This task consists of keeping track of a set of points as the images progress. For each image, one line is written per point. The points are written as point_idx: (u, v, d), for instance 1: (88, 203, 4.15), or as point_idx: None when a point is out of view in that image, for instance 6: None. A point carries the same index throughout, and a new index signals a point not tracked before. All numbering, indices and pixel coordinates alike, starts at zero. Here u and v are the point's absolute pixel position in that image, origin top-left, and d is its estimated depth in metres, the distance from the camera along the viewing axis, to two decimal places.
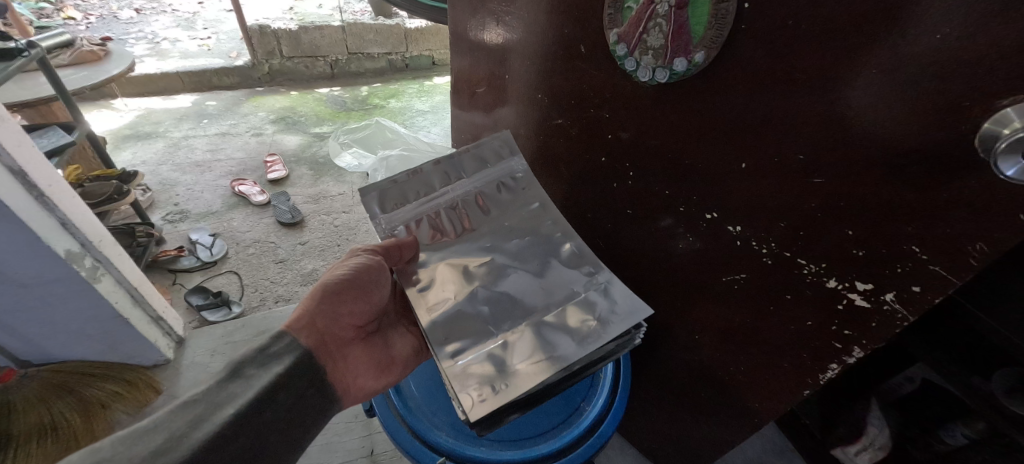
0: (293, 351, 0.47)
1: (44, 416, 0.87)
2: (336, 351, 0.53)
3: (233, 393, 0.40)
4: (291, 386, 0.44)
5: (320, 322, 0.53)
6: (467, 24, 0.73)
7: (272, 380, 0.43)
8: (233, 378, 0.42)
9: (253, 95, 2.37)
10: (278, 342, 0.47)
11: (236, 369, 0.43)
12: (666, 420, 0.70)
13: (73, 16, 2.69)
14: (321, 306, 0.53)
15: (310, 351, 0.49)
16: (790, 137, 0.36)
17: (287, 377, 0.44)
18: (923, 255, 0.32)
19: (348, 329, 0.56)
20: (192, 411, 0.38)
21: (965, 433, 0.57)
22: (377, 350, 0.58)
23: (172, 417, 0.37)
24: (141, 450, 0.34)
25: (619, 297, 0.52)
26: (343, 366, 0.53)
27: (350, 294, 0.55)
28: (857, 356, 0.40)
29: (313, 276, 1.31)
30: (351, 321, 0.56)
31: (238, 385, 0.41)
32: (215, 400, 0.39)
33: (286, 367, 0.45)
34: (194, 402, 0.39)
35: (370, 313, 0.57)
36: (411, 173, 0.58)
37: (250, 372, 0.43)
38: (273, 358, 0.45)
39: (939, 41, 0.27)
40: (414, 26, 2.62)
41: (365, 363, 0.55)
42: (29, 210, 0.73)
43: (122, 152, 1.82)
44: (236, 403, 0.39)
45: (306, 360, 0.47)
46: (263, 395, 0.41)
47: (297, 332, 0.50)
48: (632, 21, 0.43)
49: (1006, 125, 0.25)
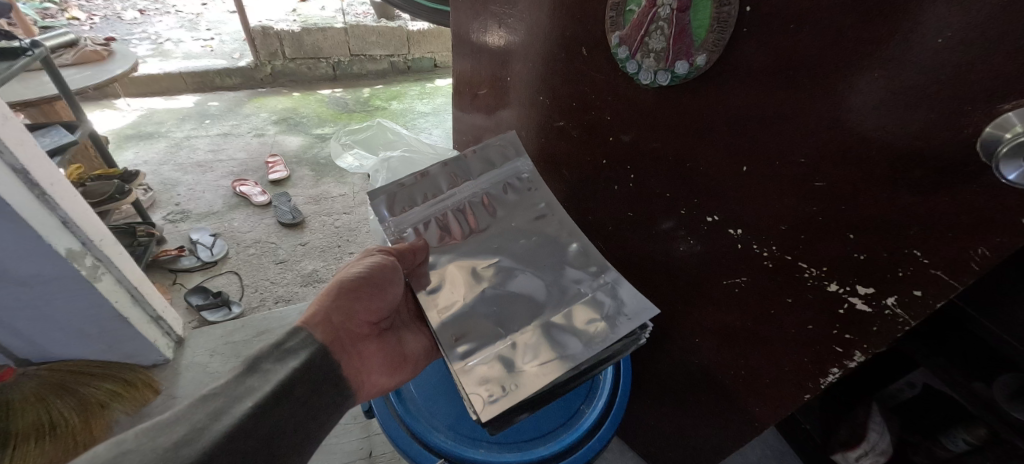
0: (308, 346, 0.47)
1: (42, 415, 0.86)
2: (351, 347, 0.52)
3: (250, 387, 0.40)
4: (306, 380, 0.44)
5: (334, 319, 0.52)
6: (469, 26, 0.74)
7: (287, 374, 0.43)
8: (250, 373, 0.42)
9: (255, 96, 2.38)
10: (293, 338, 0.47)
11: (253, 364, 0.42)
12: (666, 424, 0.70)
13: (78, 16, 2.70)
14: (334, 303, 0.53)
15: (324, 345, 0.49)
16: (794, 140, 0.36)
17: (304, 372, 0.44)
18: (926, 258, 0.32)
19: (363, 325, 0.55)
20: (210, 404, 0.38)
21: (966, 440, 0.56)
22: (391, 348, 0.57)
23: (191, 410, 0.37)
24: (163, 442, 0.34)
25: (627, 297, 0.51)
26: (360, 362, 0.52)
27: (364, 291, 0.54)
28: (858, 360, 0.40)
29: (313, 276, 1.31)
30: (365, 317, 0.55)
31: (255, 379, 0.41)
32: (232, 394, 0.39)
33: (302, 362, 0.45)
34: (211, 397, 0.38)
35: (384, 310, 0.57)
36: (418, 176, 0.58)
37: (266, 366, 0.43)
38: (289, 353, 0.45)
39: (941, 45, 0.27)
40: (416, 28, 2.63)
41: (380, 360, 0.55)
42: (31, 208, 0.73)
43: (124, 151, 1.83)
44: (254, 396, 0.39)
45: (320, 355, 0.47)
46: (280, 389, 0.41)
47: (312, 328, 0.50)
48: (633, 25, 0.43)
49: (1008, 129, 0.25)
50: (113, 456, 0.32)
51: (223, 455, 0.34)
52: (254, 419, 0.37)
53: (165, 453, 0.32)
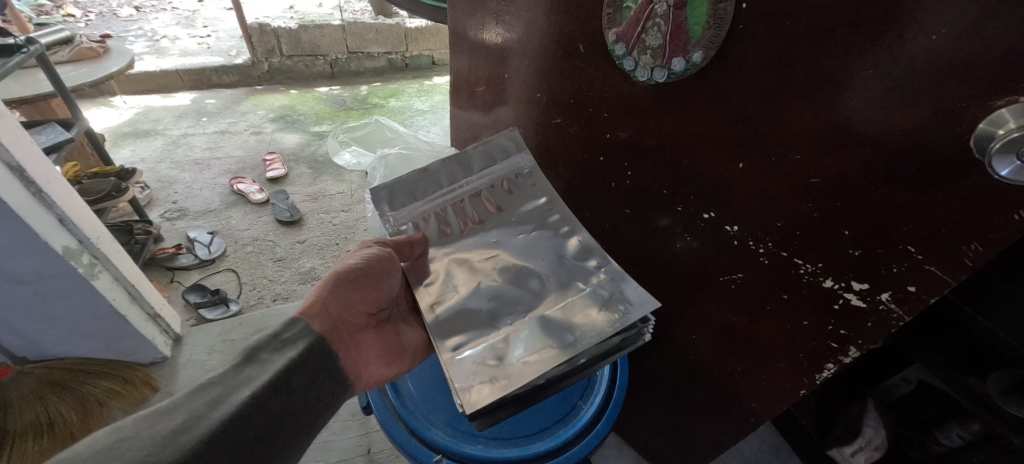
0: (306, 337, 0.47)
1: (41, 414, 0.87)
2: (348, 338, 0.52)
3: (249, 376, 0.40)
4: (304, 371, 0.44)
5: (332, 309, 0.53)
6: (467, 23, 0.73)
7: (285, 365, 0.43)
8: (248, 362, 0.42)
9: (252, 93, 2.37)
10: (291, 329, 0.47)
11: (251, 353, 0.42)
12: (663, 419, 0.70)
13: (73, 13, 2.68)
14: (333, 294, 0.54)
15: (322, 336, 0.49)
16: (789, 137, 0.36)
17: (301, 363, 0.44)
18: (919, 255, 0.32)
19: (361, 316, 0.56)
20: (209, 392, 0.38)
21: (961, 435, 0.56)
22: (389, 338, 0.58)
23: (190, 398, 0.37)
24: (162, 429, 0.34)
25: (628, 291, 0.51)
26: (357, 352, 0.53)
27: (362, 282, 0.55)
28: (853, 356, 0.40)
29: (312, 274, 1.31)
30: (364, 308, 0.56)
31: (254, 369, 0.41)
32: (231, 383, 0.39)
33: (299, 353, 0.45)
34: (211, 386, 0.38)
35: (382, 301, 0.57)
36: (420, 171, 0.60)
37: (265, 356, 0.43)
38: (287, 344, 0.45)
39: (934, 42, 0.27)
40: (415, 26, 2.63)
41: (377, 350, 0.55)
42: (28, 205, 0.72)
43: (121, 149, 1.82)
44: (253, 385, 0.39)
45: (319, 346, 0.47)
46: (278, 379, 0.41)
47: (309, 318, 0.50)
48: (631, 21, 0.43)
49: (1001, 126, 0.26)
50: (111, 443, 0.32)
51: (219, 443, 0.34)
52: (252, 408, 0.37)
53: (163, 440, 0.33)
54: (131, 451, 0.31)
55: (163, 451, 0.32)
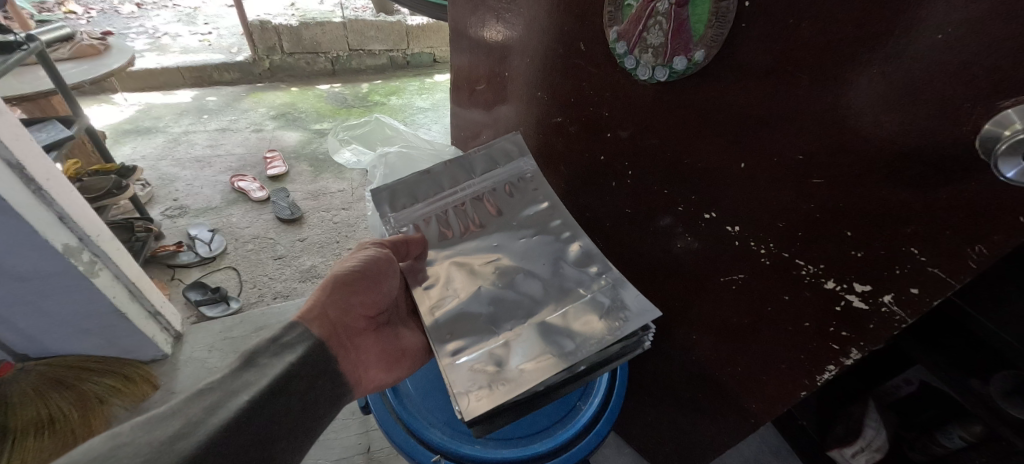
0: (305, 340, 0.47)
1: (42, 410, 0.87)
2: (347, 341, 0.52)
3: (247, 381, 0.40)
4: (303, 374, 0.44)
5: (331, 313, 0.52)
6: (468, 21, 0.73)
7: (284, 369, 0.42)
8: (247, 367, 0.41)
9: (253, 91, 2.37)
10: (290, 332, 0.47)
11: (249, 358, 0.42)
12: (663, 420, 0.70)
13: (73, 9, 2.66)
14: (333, 298, 0.53)
15: (322, 341, 0.48)
16: (790, 137, 0.36)
17: (300, 366, 0.44)
18: (923, 257, 0.32)
19: (360, 319, 0.56)
20: (207, 398, 0.37)
21: (961, 437, 0.56)
22: (389, 342, 0.58)
23: (187, 404, 0.36)
24: (159, 435, 0.33)
25: (628, 298, 0.50)
26: (356, 356, 0.52)
27: (361, 284, 0.55)
28: (855, 358, 0.40)
29: (312, 272, 1.31)
30: (363, 311, 0.56)
31: (252, 373, 0.41)
32: (229, 387, 0.39)
33: (299, 356, 0.45)
34: (209, 391, 0.38)
35: (381, 304, 0.57)
36: (422, 173, 0.60)
37: (263, 361, 0.43)
38: (286, 347, 0.45)
39: (939, 42, 0.27)
40: (415, 23, 2.62)
41: (377, 356, 0.55)
42: (28, 203, 0.72)
43: (123, 147, 1.82)
44: (251, 390, 0.39)
45: (318, 349, 0.47)
46: (277, 383, 0.41)
47: (308, 323, 0.50)
48: (632, 19, 0.43)
49: (1006, 126, 0.25)
50: (108, 449, 0.31)
51: (217, 450, 0.34)
52: (250, 414, 0.37)
53: (161, 446, 0.32)
54: (127, 458, 0.31)
55: (160, 457, 0.31)
